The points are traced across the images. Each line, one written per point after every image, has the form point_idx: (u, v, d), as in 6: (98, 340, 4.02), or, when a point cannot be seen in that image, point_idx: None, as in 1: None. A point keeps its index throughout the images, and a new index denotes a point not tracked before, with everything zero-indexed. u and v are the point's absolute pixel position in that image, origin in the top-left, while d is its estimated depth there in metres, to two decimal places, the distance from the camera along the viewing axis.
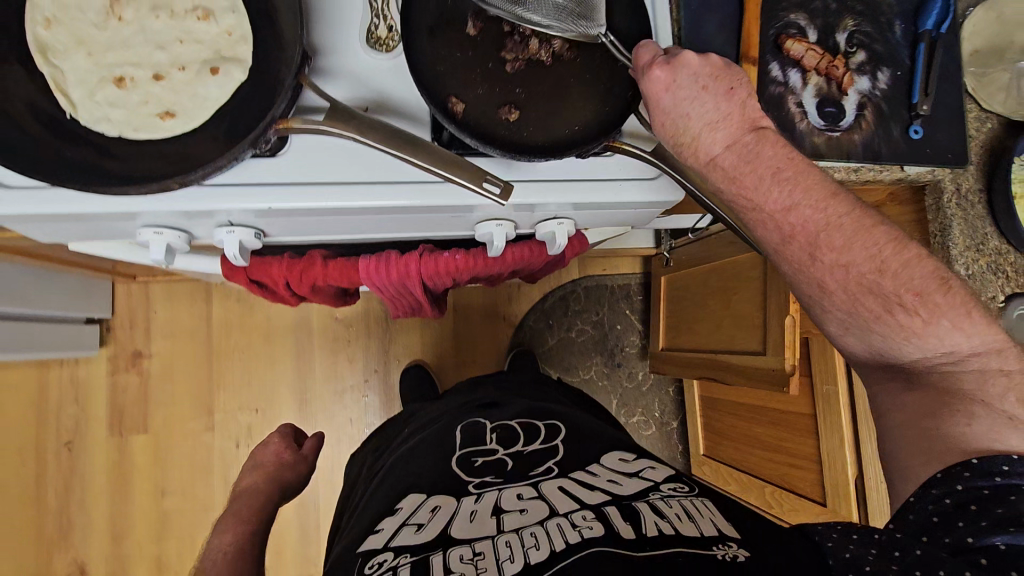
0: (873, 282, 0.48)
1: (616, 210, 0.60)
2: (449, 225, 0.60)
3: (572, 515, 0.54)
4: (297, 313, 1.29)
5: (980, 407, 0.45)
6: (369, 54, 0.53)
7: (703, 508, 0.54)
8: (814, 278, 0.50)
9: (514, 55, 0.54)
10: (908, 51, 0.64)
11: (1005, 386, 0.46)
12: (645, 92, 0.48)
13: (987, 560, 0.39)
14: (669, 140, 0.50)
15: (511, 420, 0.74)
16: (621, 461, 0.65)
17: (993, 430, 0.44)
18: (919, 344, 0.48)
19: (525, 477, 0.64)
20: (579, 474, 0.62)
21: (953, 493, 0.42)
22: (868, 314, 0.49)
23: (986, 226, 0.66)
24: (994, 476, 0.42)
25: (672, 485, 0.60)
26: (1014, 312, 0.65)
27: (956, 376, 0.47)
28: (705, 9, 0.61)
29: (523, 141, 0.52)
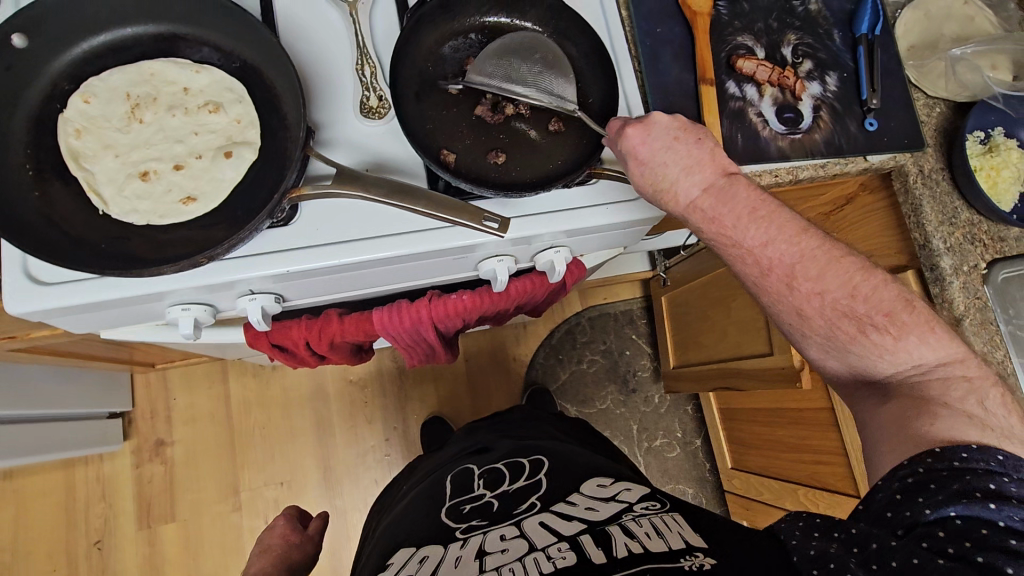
0: (847, 306, 0.52)
1: (605, 232, 0.64)
2: (452, 268, 0.64)
3: (549, 548, 0.55)
4: (312, 382, 1.31)
5: (943, 408, 0.48)
6: (364, 123, 0.58)
7: (671, 522, 0.55)
8: (793, 306, 0.54)
9: (493, 111, 0.59)
10: (849, 55, 0.71)
11: (965, 390, 0.48)
12: (623, 149, 0.54)
13: (944, 532, 0.41)
14: (650, 189, 0.55)
15: (498, 462, 0.76)
16: (599, 487, 0.65)
17: (956, 427, 0.46)
18: (892, 359, 0.51)
19: (509, 517, 0.64)
20: (559, 506, 0.62)
21: (916, 472, 0.44)
22: (844, 337, 0.53)
23: (955, 201, 0.70)
24: (953, 461, 0.44)
25: (644, 504, 0.60)
26: (999, 277, 0.68)
27: (918, 384, 0.50)
28: (659, 45, 0.67)
29: (513, 181, 0.57)
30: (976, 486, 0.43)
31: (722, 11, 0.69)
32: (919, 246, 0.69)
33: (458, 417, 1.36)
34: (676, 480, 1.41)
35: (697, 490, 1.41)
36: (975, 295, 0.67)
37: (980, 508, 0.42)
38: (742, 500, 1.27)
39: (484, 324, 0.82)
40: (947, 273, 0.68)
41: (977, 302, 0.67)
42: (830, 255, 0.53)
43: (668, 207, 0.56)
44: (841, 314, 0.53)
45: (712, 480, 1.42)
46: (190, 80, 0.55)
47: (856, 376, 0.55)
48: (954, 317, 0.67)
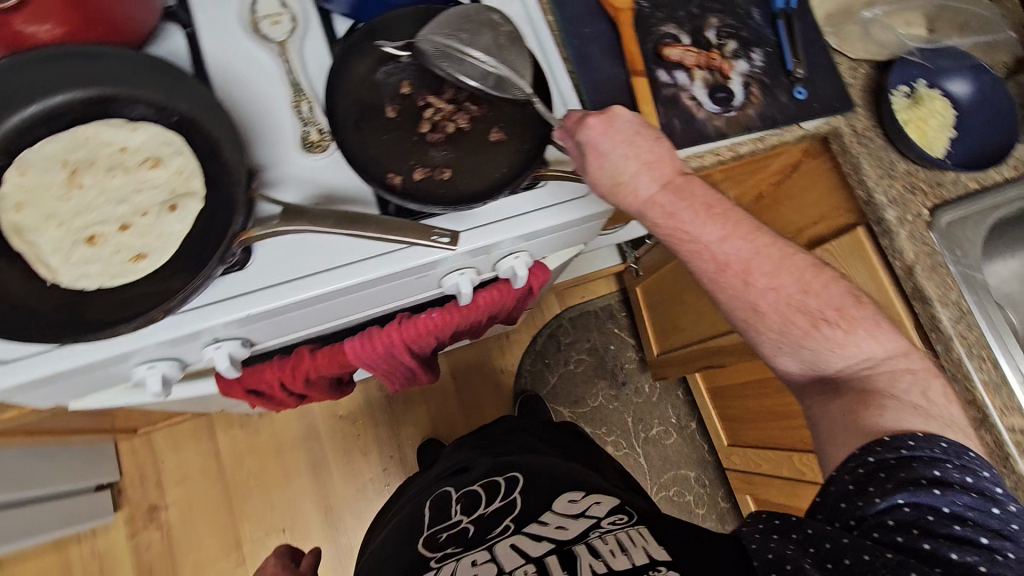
0: (801, 302, 0.57)
1: (561, 232, 0.65)
2: (417, 288, 0.65)
3: (516, 570, 0.57)
4: (301, 423, 1.30)
5: (890, 400, 0.54)
6: (307, 157, 0.58)
7: (637, 537, 0.58)
8: (749, 302, 0.58)
9: (434, 129, 0.60)
10: (770, 29, 0.73)
11: (910, 382, 0.55)
12: (585, 137, 0.55)
13: (892, 520, 0.47)
14: (605, 183, 0.56)
15: (474, 483, 0.76)
16: (570, 503, 0.67)
17: (900, 418, 0.52)
18: (841, 355, 0.57)
19: (483, 542, 0.64)
20: (533, 527, 0.64)
21: (866, 463, 0.50)
22: (799, 332, 0.57)
23: (891, 155, 0.72)
24: (900, 449, 0.50)
25: (613, 518, 0.63)
26: (943, 221, 0.70)
27: (867, 379, 0.56)
28: (587, 45, 0.69)
29: (462, 195, 0.58)
30: (922, 473, 0.48)
31: (644, 4, 0.71)
32: (864, 202, 0.72)
33: (453, 436, 1.35)
34: (676, 465, 1.42)
35: (699, 473, 1.42)
36: (923, 242, 0.70)
37: (925, 494, 0.47)
38: (742, 474, 1.29)
39: (460, 339, 0.83)
40: (895, 223, 0.70)
41: (926, 249, 0.70)
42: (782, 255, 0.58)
43: (621, 199, 0.58)
44: (795, 310, 0.57)
45: (712, 460, 1.43)
46: (126, 139, 0.55)
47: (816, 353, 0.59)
48: (906, 266, 0.70)
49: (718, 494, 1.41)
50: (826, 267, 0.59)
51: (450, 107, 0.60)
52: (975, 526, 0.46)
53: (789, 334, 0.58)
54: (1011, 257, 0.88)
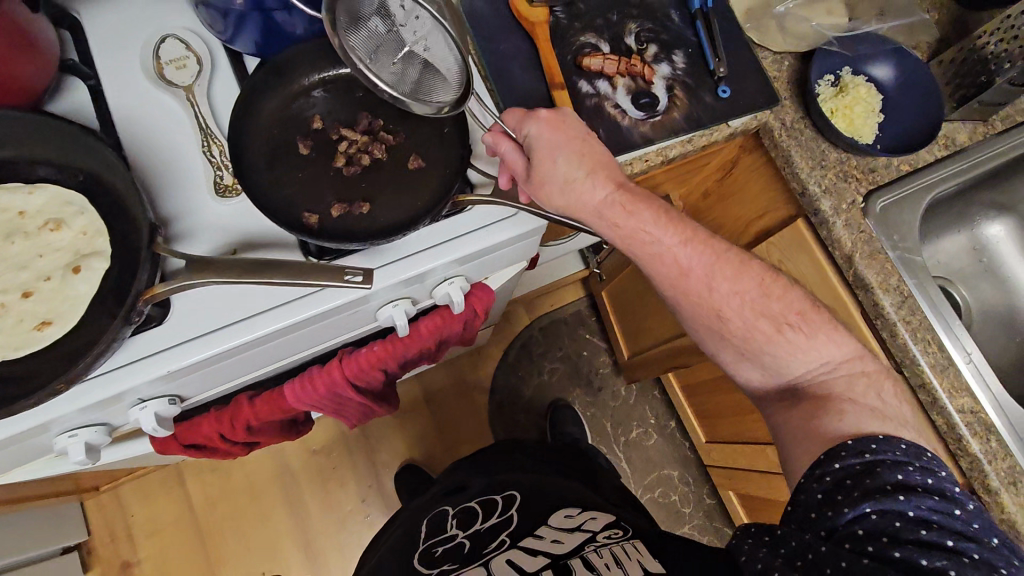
0: (764, 306, 0.63)
1: (495, 252, 0.64)
2: (352, 325, 0.63)
3: None
4: (274, 461, 1.27)
5: (848, 404, 0.57)
6: (220, 203, 0.57)
7: (630, 550, 0.63)
8: (715, 305, 0.63)
9: (349, 161, 0.58)
10: (690, 30, 0.72)
11: (865, 386, 0.59)
12: (536, 134, 0.58)
13: (862, 530, 0.48)
14: (560, 180, 0.59)
15: (473, 500, 0.83)
16: (565, 518, 0.74)
17: (859, 420, 0.56)
18: (803, 358, 0.61)
19: (478, 557, 0.71)
20: (528, 542, 0.70)
21: (833, 471, 0.52)
22: (763, 336, 0.62)
23: (821, 144, 0.72)
24: (865, 454, 0.52)
25: (608, 533, 0.69)
26: (877, 207, 0.71)
27: (827, 381, 0.60)
28: (505, 62, 0.68)
29: (381, 229, 0.56)
30: (886, 479, 0.50)
31: (559, 15, 0.71)
32: (799, 194, 0.72)
33: (431, 460, 1.34)
34: (659, 466, 1.41)
35: (683, 471, 1.41)
36: (859, 230, 0.70)
37: (891, 501, 0.48)
38: (723, 470, 1.27)
39: (419, 366, 0.81)
40: (831, 213, 0.70)
41: (862, 237, 0.69)
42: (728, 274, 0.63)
43: (563, 203, 0.60)
44: (760, 314, 0.62)
45: (694, 457, 1.42)
46: (25, 203, 0.53)
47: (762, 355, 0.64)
48: (845, 255, 0.69)
49: (703, 491, 1.41)
50: (783, 275, 0.65)
51: (364, 137, 0.59)
52: (942, 530, 0.47)
53: (753, 339, 0.63)
54: (952, 236, 0.89)
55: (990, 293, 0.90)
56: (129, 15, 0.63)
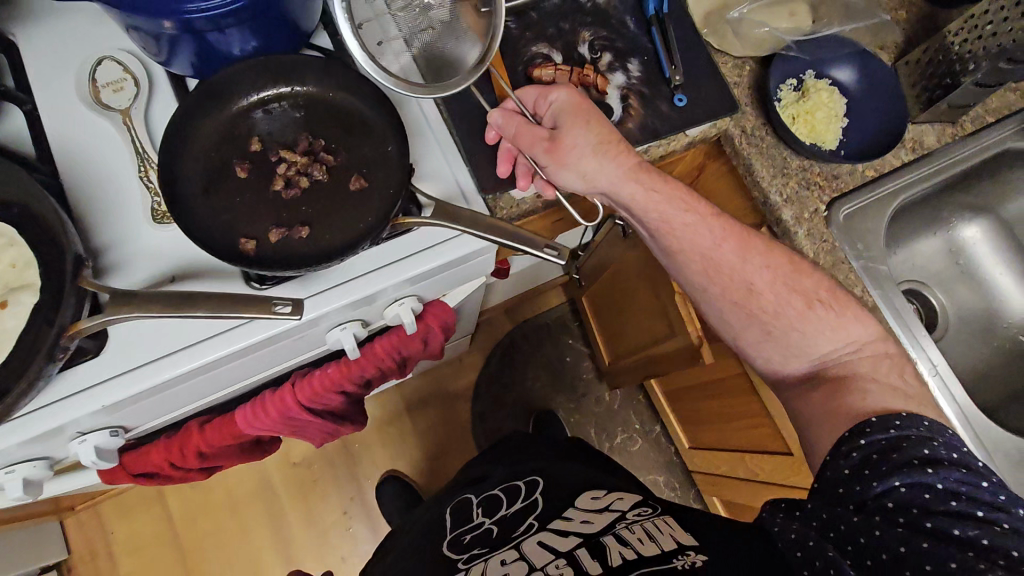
0: (797, 282, 0.63)
1: (447, 271, 0.63)
2: (300, 349, 0.62)
3: (547, 566, 0.62)
4: (254, 474, 1.26)
5: (870, 383, 0.57)
6: (158, 229, 0.56)
7: (662, 526, 0.64)
8: (746, 276, 0.63)
9: (288, 183, 0.57)
10: (646, 36, 0.70)
11: (888, 366, 0.59)
12: (561, 106, 0.62)
13: (892, 503, 0.49)
14: (588, 145, 0.60)
15: (497, 488, 0.85)
16: (592, 500, 0.75)
17: (882, 397, 0.56)
18: (832, 336, 0.61)
19: (509, 541, 0.72)
20: (555, 524, 0.70)
21: (859, 447, 0.52)
22: (795, 310, 0.62)
23: (782, 152, 0.70)
24: (889, 429, 0.52)
25: (637, 511, 0.69)
26: (841, 216, 0.69)
27: (851, 361, 0.60)
28: None
29: (320, 252, 0.55)
30: (913, 453, 0.50)
31: (511, 25, 0.69)
32: (761, 203, 0.70)
33: (413, 469, 1.33)
34: (646, 472, 1.39)
35: (669, 476, 1.40)
36: (821, 240, 0.68)
37: (920, 475, 0.49)
38: (707, 476, 1.25)
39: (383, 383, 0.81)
40: (792, 223, 0.68)
41: (824, 247, 0.68)
42: (739, 251, 0.63)
43: (585, 169, 0.61)
44: (791, 290, 0.62)
45: (680, 462, 1.41)
46: None
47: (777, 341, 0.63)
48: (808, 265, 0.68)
49: (689, 496, 1.39)
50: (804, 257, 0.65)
51: (304, 159, 0.57)
52: (971, 501, 0.48)
53: (784, 314, 0.62)
54: (926, 238, 0.87)
55: (968, 296, 0.88)
56: (66, 38, 0.62)
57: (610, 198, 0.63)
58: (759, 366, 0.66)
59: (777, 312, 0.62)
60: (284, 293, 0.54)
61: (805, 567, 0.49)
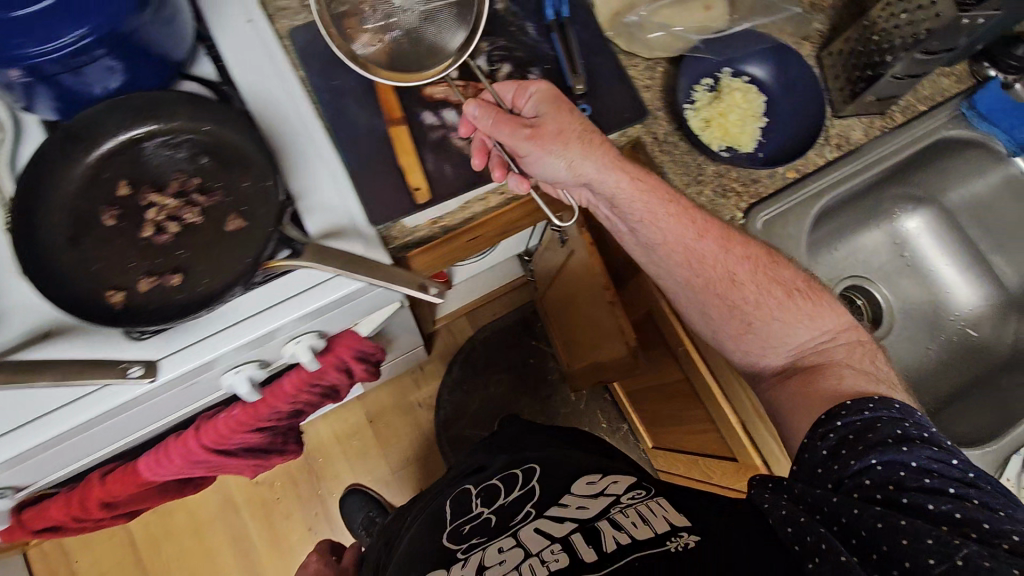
0: (777, 273, 0.63)
1: (345, 306, 0.60)
2: (193, 396, 0.60)
3: (542, 552, 0.58)
4: (216, 496, 1.26)
5: (846, 368, 0.58)
6: (25, 286, 0.53)
7: (657, 508, 0.58)
8: (729, 269, 0.62)
9: (159, 227, 0.54)
10: (548, 43, 0.67)
11: (862, 352, 0.61)
12: (540, 95, 0.59)
13: (869, 481, 0.48)
14: (573, 133, 0.58)
15: (494, 478, 0.78)
16: (588, 485, 0.69)
17: (857, 381, 0.57)
18: (809, 324, 0.62)
19: (507, 529, 0.66)
20: (552, 510, 0.65)
21: (836, 429, 0.52)
22: (777, 298, 0.62)
23: (697, 158, 0.67)
24: (864, 411, 0.52)
25: (631, 493, 0.63)
26: (759, 222, 0.67)
27: (829, 349, 0.61)
28: (340, 97, 0.63)
29: (193, 299, 0.52)
30: (887, 432, 0.50)
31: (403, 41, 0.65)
32: None
33: (377, 481, 1.32)
34: None
35: None
36: None
37: (895, 453, 0.49)
38: (670, 475, 1.23)
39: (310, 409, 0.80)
40: None
41: None
42: (720, 243, 0.62)
43: (572, 157, 0.58)
44: (771, 280, 0.62)
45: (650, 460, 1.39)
46: None
47: (753, 335, 0.63)
48: None
49: None
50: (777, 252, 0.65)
51: (174, 201, 0.55)
52: (943, 478, 0.47)
53: (765, 303, 0.62)
54: (867, 231, 0.84)
55: (914, 289, 0.84)
56: None
57: (594, 189, 0.61)
58: (737, 361, 0.66)
59: (756, 303, 0.62)
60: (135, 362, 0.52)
61: (796, 543, 0.46)
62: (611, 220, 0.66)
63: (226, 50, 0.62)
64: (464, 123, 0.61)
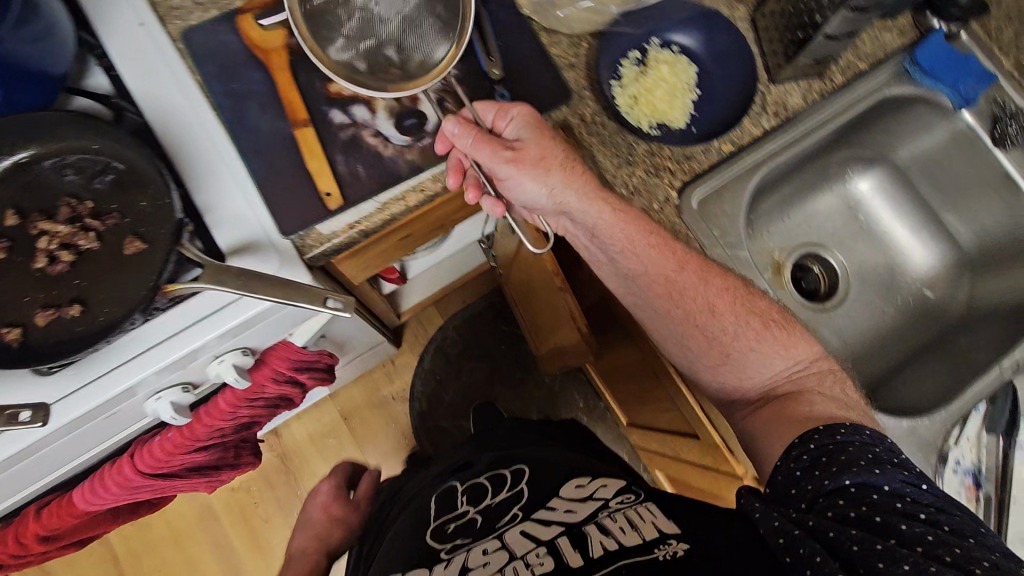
0: (750, 304, 0.63)
1: (266, 323, 0.57)
2: (117, 426, 0.58)
3: (527, 555, 0.54)
4: (196, 505, 1.26)
5: (816, 395, 0.59)
6: None
7: (646, 513, 0.55)
8: (706, 300, 0.62)
9: (52, 257, 0.52)
10: None
11: (834, 381, 0.61)
12: (525, 121, 0.58)
13: (843, 500, 0.47)
14: (558, 161, 0.58)
15: (481, 477, 0.74)
16: (577, 488, 0.65)
17: (828, 407, 0.57)
18: (784, 355, 0.62)
19: (492, 531, 0.62)
20: (540, 514, 0.61)
21: (809, 450, 0.52)
22: (754, 330, 0.62)
23: (628, 138, 0.64)
24: (836, 435, 0.52)
25: (620, 498, 0.60)
26: (694, 202, 0.66)
27: (801, 377, 0.61)
28: (242, 100, 0.60)
29: (95, 330, 0.50)
30: (859, 455, 0.50)
31: None
32: None
33: None
34: None
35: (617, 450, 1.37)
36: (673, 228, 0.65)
37: (868, 475, 0.48)
38: (646, 451, 1.22)
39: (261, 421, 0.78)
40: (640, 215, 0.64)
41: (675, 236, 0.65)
42: (700, 274, 0.62)
43: (552, 184, 0.59)
44: (750, 312, 0.62)
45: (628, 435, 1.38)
46: None
47: (731, 365, 0.63)
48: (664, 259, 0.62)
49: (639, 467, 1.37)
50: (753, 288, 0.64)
51: (66, 228, 0.52)
52: (915, 502, 0.46)
53: (743, 336, 0.62)
54: (820, 195, 0.82)
55: (869, 253, 0.82)
56: None
57: (572, 218, 0.62)
58: (714, 392, 0.66)
59: (735, 334, 0.62)
60: (32, 401, 0.50)
61: (789, 554, 0.45)
62: (589, 249, 0.66)
63: (112, 52, 0.57)
64: (442, 139, 0.58)
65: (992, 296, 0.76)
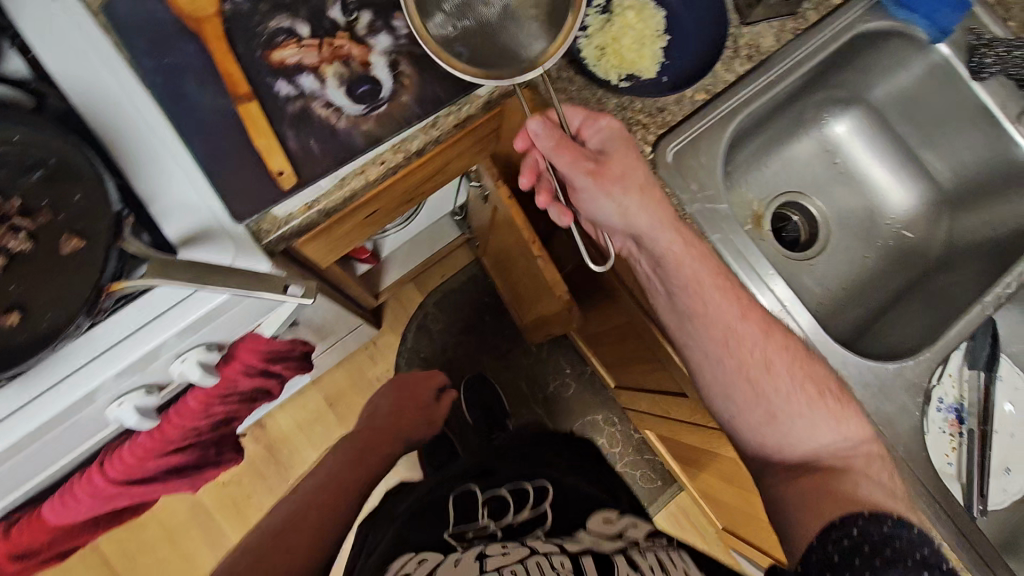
0: (801, 373, 0.61)
1: (227, 317, 0.54)
2: (79, 435, 0.55)
3: (551, 557, 0.63)
4: (186, 503, 1.24)
5: (865, 478, 0.59)
6: None
7: (673, 560, 0.63)
8: (760, 357, 0.61)
9: None
10: None
11: (881, 466, 0.60)
12: (610, 134, 0.59)
13: None
14: (635, 180, 0.59)
15: (505, 489, 0.82)
16: (605, 523, 0.74)
17: (876, 493, 0.57)
18: (833, 429, 0.61)
19: (517, 539, 0.70)
20: (567, 539, 0.70)
21: (848, 535, 0.53)
22: (808, 399, 0.61)
23: (596, 92, 0.62)
24: (882, 524, 0.54)
25: (650, 541, 0.69)
26: (669, 154, 0.63)
27: (850, 455, 0.60)
28: (177, 75, 0.55)
29: (39, 338, 0.45)
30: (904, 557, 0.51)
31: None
32: None
33: None
34: (582, 414, 1.36)
35: (607, 412, 1.37)
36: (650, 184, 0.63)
37: None
38: (636, 412, 1.22)
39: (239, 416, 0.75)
40: None
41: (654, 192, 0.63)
42: (762, 328, 0.61)
43: (625, 203, 0.58)
44: (805, 380, 0.61)
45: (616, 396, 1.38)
46: None
47: (776, 428, 0.63)
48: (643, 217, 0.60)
49: (630, 427, 1.37)
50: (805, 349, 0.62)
51: None
52: None
53: (794, 402, 0.61)
54: (797, 140, 0.80)
55: (847, 197, 0.81)
56: None
57: (640, 242, 0.61)
58: (751, 446, 0.66)
59: (786, 396, 0.62)
60: None
61: None
62: (648, 277, 0.66)
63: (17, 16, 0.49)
64: (523, 136, 0.59)
65: (971, 231, 0.76)
